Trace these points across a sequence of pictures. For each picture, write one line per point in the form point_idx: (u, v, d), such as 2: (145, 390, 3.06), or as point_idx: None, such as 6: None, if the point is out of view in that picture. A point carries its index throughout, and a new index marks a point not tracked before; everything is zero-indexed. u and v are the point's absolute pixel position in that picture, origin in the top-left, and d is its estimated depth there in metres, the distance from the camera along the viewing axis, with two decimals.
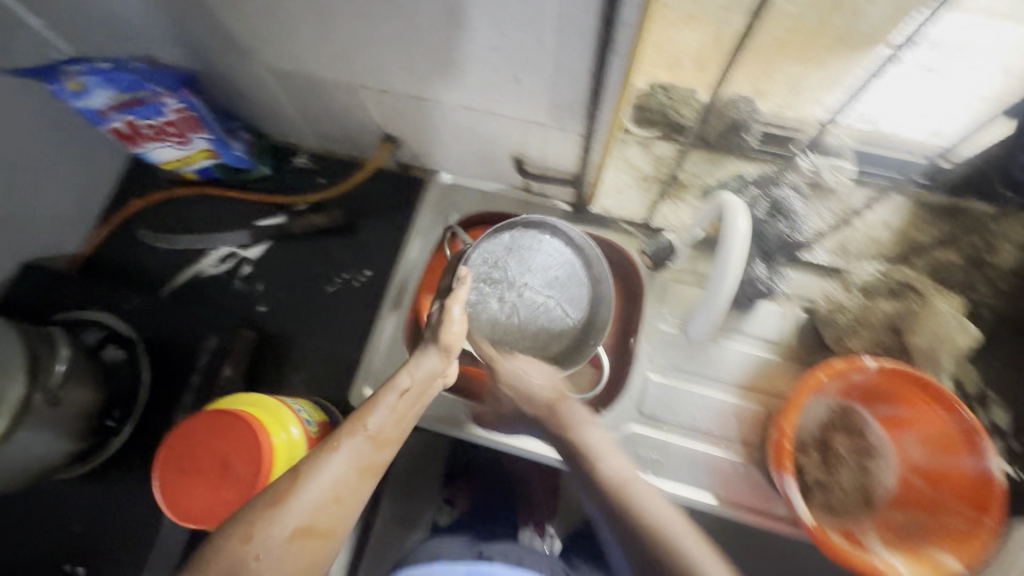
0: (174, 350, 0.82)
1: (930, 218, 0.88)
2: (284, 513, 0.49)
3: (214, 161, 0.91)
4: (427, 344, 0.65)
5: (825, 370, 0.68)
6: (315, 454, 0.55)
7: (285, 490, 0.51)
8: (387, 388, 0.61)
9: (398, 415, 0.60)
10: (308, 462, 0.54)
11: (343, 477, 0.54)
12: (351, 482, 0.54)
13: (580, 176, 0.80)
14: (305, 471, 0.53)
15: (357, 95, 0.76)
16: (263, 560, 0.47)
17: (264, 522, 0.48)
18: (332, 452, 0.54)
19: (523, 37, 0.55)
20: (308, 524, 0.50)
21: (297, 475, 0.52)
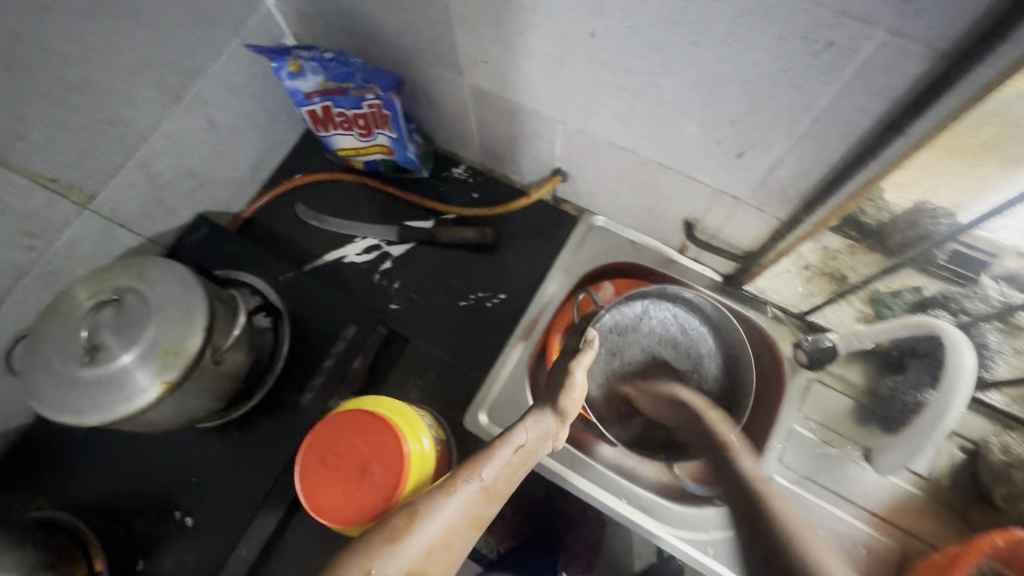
0: (311, 328, 0.83)
1: None
2: (396, 556, 0.48)
3: (385, 157, 0.94)
4: (545, 404, 0.63)
5: (1001, 535, 0.60)
6: (429, 494, 0.53)
7: (399, 529, 0.50)
8: (505, 437, 0.58)
9: (511, 469, 0.57)
10: (422, 502, 0.52)
11: (454, 525, 0.52)
12: (460, 531, 0.52)
13: (751, 254, 0.77)
14: (420, 511, 0.51)
15: (547, 126, 0.76)
16: None
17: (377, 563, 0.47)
18: (446, 493, 0.53)
19: (772, 120, 0.53)
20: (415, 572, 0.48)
21: (411, 514, 0.51)
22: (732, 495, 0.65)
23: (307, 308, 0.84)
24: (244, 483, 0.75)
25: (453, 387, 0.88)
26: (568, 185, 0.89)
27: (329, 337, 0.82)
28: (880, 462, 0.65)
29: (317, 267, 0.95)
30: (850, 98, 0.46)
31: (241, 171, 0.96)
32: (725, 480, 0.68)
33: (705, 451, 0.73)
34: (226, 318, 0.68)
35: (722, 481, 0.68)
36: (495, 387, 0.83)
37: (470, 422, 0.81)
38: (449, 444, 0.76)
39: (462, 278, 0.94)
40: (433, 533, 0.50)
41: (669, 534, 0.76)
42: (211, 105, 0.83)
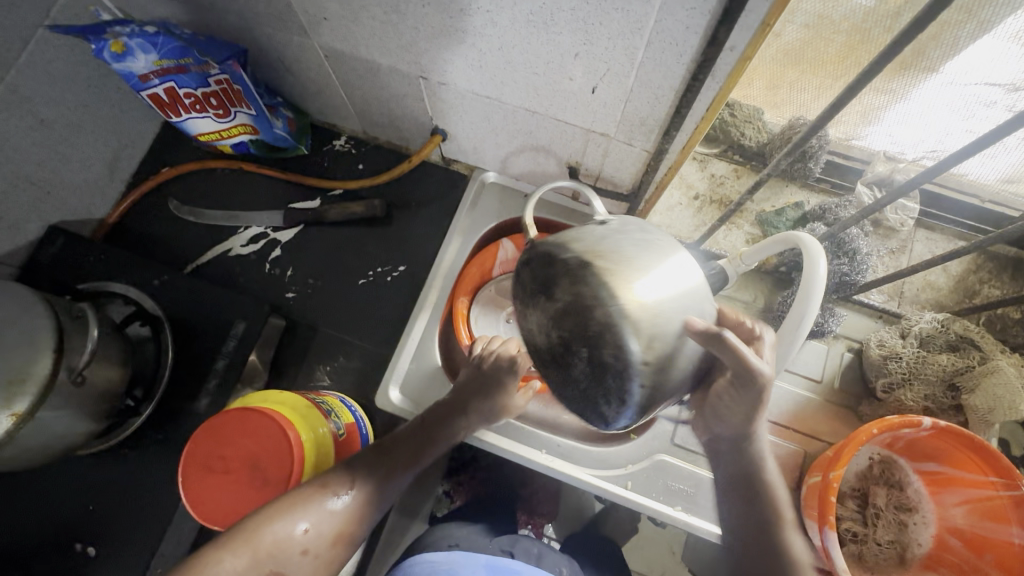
0: (195, 331, 0.77)
1: (993, 269, 0.83)
2: (330, 512, 0.52)
3: (252, 137, 0.87)
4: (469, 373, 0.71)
5: (876, 424, 0.65)
6: (365, 459, 0.58)
7: (341, 489, 0.54)
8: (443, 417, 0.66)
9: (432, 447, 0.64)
10: (358, 462, 0.57)
11: (384, 489, 0.57)
12: (387, 492, 0.57)
13: (636, 191, 0.76)
14: (360, 474, 0.56)
15: (411, 83, 0.72)
16: (305, 551, 0.50)
17: (315, 517, 0.51)
18: (384, 459, 0.59)
19: (612, 47, 0.51)
20: (347, 528, 0.53)
21: (352, 476, 0.56)
22: (730, 473, 0.53)
23: (189, 309, 0.79)
24: (147, 502, 0.71)
25: (363, 369, 0.86)
26: (452, 144, 0.86)
27: (216, 338, 0.77)
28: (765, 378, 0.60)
29: (201, 267, 0.89)
30: (673, 15, 0.45)
31: (97, 172, 0.87)
32: (736, 469, 0.52)
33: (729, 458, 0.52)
34: (80, 333, 0.62)
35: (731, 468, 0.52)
36: (405, 360, 0.82)
37: (381, 399, 0.79)
38: (361, 427, 0.74)
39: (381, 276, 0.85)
40: (365, 494, 0.55)
41: (589, 475, 0.77)
42: (35, 101, 0.73)
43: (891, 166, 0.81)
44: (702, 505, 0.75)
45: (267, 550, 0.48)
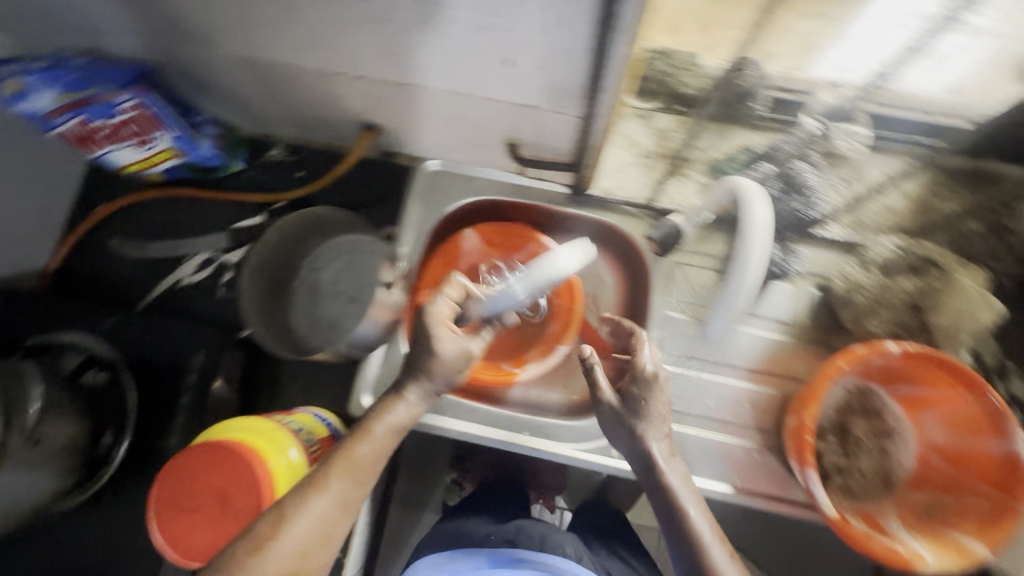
0: (157, 369, 0.75)
1: (949, 183, 0.82)
2: (263, 564, 0.50)
3: (180, 160, 0.84)
4: (414, 371, 0.59)
5: (844, 357, 0.65)
6: (295, 490, 0.53)
7: (272, 535, 0.51)
8: (351, 438, 0.56)
9: (382, 447, 0.57)
10: (292, 498, 0.53)
11: (324, 519, 0.52)
12: (331, 526, 0.52)
13: (579, 160, 0.74)
14: (288, 514, 0.51)
15: (329, 81, 0.69)
16: None
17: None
18: (312, 488, 0.53)
19: (514, 15, 0.48)
20: (292, 573, 0.50)
21: (279, 518, 0.51)
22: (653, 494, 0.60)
23: (145, 349, 0.76)
24: (135, 546, 0.71)
25: (335, 380, 0.85)
26: (387, 137, 0.83)
27: (177, 374, 0.75)
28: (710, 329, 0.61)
29: (154, 302, 0.86)
30: None
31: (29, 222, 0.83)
32: (651, 486, 0.61)
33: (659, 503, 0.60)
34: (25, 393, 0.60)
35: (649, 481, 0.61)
36: (374, 366, 0.81)
37: (357, 407, 0.79)
38: (339, 439, 0.73)
39: (290, 306, 0.81)
40: (297, 535, 0.51)
41: (574, 449, 0.78)
42: None
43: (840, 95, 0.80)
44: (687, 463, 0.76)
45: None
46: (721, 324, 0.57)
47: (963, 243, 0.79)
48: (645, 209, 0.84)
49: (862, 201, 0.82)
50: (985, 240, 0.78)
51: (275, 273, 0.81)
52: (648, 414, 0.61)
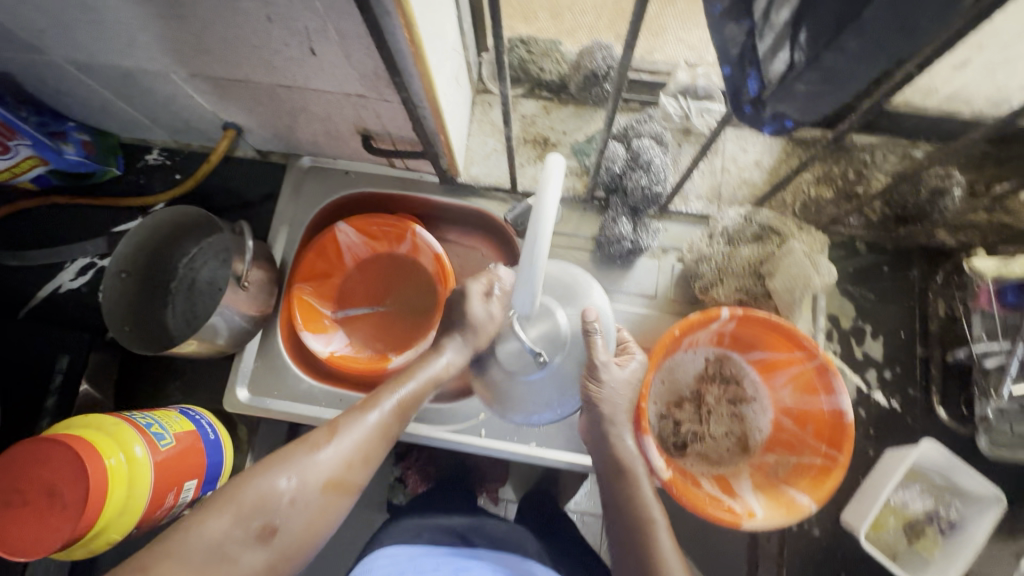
0: (23, 375, 0.76)
1: (804, 153, 0.84)
2: (313, 464, 0.54)
3: (48, 168, 0.84)
4: (454, 330, 0.65)
5: (680, 325, 0.67)
6: (350, 410, 0.59)
7: (322, 443, 0.56)
8: (401, 375, 0.63)
9: (421, 391, 0.63)
10: (346, 417, 0.58)
11: (369, 439, 0.57)
12: (372, 444, 0.57)
13: (430, 148, 0.75)
14: (343, 428, 0.57)
15: (168, 82, 0.69)
16: (294, 506, 0.52)
17: (299, 471, 0.53)
18: (364, 410, 0.59)
19: (289, 4, 0.50)
20: (337, 479, 0.55)
21: (334, 430, 0.57)
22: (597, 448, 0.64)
23: (11, 356, 0.77)
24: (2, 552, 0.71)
25: (217, 377, 0.85)
26: (254, 135, 0.84)
27: (43, 375, 0.76)
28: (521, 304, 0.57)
29: (32, 310, 0.87)
30: None
31: None
32: (594, 444, 0.64)
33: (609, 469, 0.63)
34: None
35: (598, 448, 0.64)
36: (249, 360, 0.83)
37: (231, 402, 0.80)
38: (205, 434, 0.74)
39: (163, 306, 0.83)
40: (349, 447, 0.56)
41: (446, 432, 0.79)
42: None
43: (693, 73, 0.83)
44: (556, 438, 0.78)
45: (254, 505, 0.51)
46: (525, 296, 0.55)
47: (816, 210, 0.82)
48: (511, 192, 0.85)
49: (721, 175, 0.84)
50: (837, 206, 0.81)
51: (142, 278, 0.81)
52: (617, 417, 0.63)
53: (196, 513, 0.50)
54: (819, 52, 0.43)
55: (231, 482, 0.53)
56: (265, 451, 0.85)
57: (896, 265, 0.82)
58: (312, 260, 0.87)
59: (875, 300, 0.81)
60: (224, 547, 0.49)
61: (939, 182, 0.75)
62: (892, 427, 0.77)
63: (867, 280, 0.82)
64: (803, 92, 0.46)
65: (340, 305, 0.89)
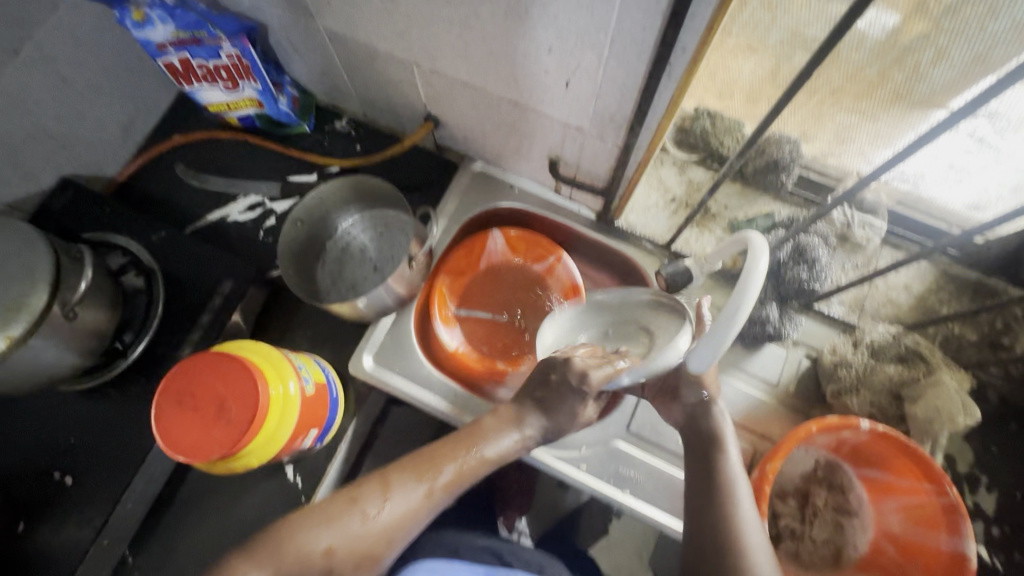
0: (187, 287, 0.82)
1: (953, 290, 0.85)
2: (352, 528, 0.55)
3: (258, 111, 0.92)
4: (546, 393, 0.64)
5: (817, 423, 0.68)
6: (400, 470, 0.61)
7: (367, 506, 0.57)
8: (467, 442, 0.64)
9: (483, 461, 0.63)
10: (394, 481, 0.59)
11: (411, 509, 0.58)
12: (415, 515, 0.58)
13: (611, 189, 0.80)
14: (392, 491, 0.58)
15: (406, 70, 0.76)
16: (325, 570, 0.54)
17: (338, 534, 0.55)
18: (416, 478, 0.60)
19: (582, 44, 0.55)
20: (370, 549, 0.56)
21: (383, 491, 0.58)
22: (693, 466, 0.63)
23: (181, 266, 0.83)
24: (126, 440, 0.76)
25: (341, 338, 0.90)
26: (443, 131, 0.90)
27: (203, 292, 0.81)
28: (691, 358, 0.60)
29: (200, 229, 0.94)
30: (632, 17, 0.48)
31: (111, 133, 0.91)
32: (695, 447, 0.65)
33: (699, 472, 0.62)
34: (75, 273, 0.67)
35: (697, 456, 0.64)
36: (381, 332, 0.87)
37: (357, 365, 0.84)
38: (333, 390, 0.78)
39: (317, 263, 0.88)
40: (393, 514, 0.57)
41: (545, 456, 0.80)
42: (60, 60, 0.78)
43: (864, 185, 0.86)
44: (650, 493, 0.79)
45: (293, 559, 0.53)
46: (706, 352, 0.58)
47: (957, 348, 0.82)
48: (663, 247, 0.88)
49: (866, 288, 0.86)
50: (978, 350, 0.82)
51: (309, 232, 0.87)
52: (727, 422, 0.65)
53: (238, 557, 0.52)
54: None
55: (276, 529, 0.56)
56: (365, 419, 0.89)
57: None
58: (460, 254, 0.92)
59: (996, 453, 0.80)
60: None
61: None
62: None
63: (992, 431, 0.81)
64: None
65: (468, 304, 0.92)
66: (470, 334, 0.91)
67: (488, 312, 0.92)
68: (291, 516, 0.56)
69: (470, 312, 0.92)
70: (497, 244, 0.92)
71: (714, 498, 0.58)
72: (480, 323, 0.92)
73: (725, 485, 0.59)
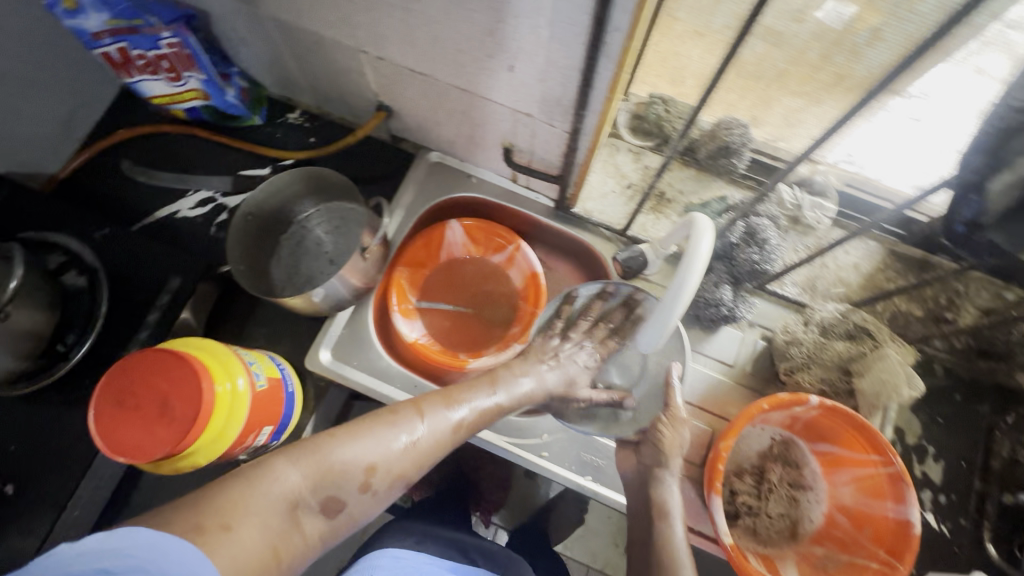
0: (133, 286, 0.80)
1: (900, 268, 0.88)
2: (392, 448, 0.55)
3: (204, 103, 0.90)
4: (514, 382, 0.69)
5: (768, 400, 0.69)
6: (431, 400, 0.61)
7: (406, 429, 0.57)
8: (485, 385, 0.66)
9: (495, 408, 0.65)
10: (430, 407, 0.59)
11: (443, 434, 0.59)
12: (443, 444, 0.59)
13: (564, 175, 0.80)
14: (428, 414, 0.59)
15: (353, 57, 0.75)
16: (362, 486, 0.52)
17: (382, 450, 0.54)
18: (448, 406, 0.61)
19: (521, 26, 0.55)
20: (406, 468, 0.55)
21: (420, 414, 0.58)
22: (638, 501, 0.68)
23: (127, 265, 0.81)
24: (71, 445, 0.73)
25: (298, 333, 0.88)
26: (397, 121, 0.89)
27: (151, 290, 0.80)
28: (642, 340, 0.64)
29: (147, 226, 0.91)
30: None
31: (49, 128, 0.88)
32: (639, 482, 0.70)
33: (642, 507, 0.67)
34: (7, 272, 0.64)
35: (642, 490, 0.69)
36: (338, 325, 0.86)
37: (313, 361, 0.83)
38: (288, 386, 0.77)
39: (271, 257, 0.86)
40: (429, 436, 0.57)
41: (507, 444, 0.80)
42: None
43: (813, 168, 0.88)
44: (612, 477, 0.79)
45: (334, 470, 0.51)
46: (653, 335, 0.61)
47: (903, 323, 0.85)
48: (619, 234, 0.89)
49: (817, 268, 0.88)
50: (923, 325, 0.84)
51: (264, 224, 0.85)
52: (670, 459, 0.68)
53: (277, 461, 0.49)
54: None
55: (315, 439, 0.53)
56: (325, 415, 0.87)
57: (969, 397, 0.84)
58: (418, 244, 0.91)
59: (942, 424, 0.83)
60: (298, 503, 0.48)
61: None
62: (935, 551, 0.79)
63: (938, 403, 0.84)
64: None
65: (428, 296, 0.91)
66: (431, 326, 0.90)
67: (449, 304, 0.91)
68: (328, 431, 0.53)
69: (432, 304, 0.91)
70: (456, 236, 0.92)
71: (651, 530, 0.64)
72: (441, 314, 0.91)
73: (659, 520, 0.64)
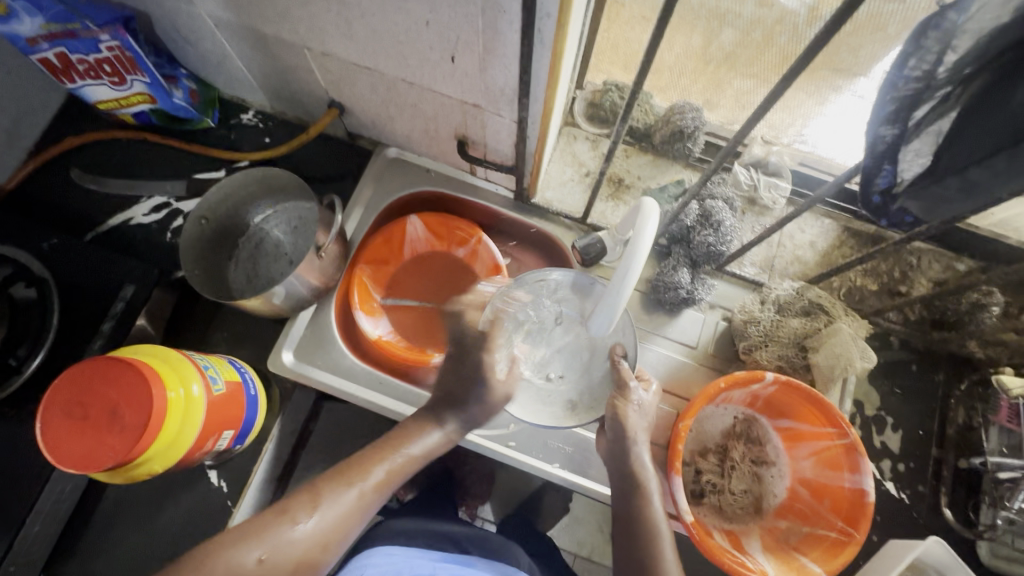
0: (85, 295, 0.78)
1: (854, 244, 0.89)
2: (286, 539, 0.51)
3: (152, 106, 0.88)
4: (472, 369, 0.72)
5: (726, 379, 0.70)
6: (329, 482, 0.57)
7: (301, 515, 0.53)
8: (391, 445, 0.62)
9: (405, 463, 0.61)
10: (327, 488, 0.56)
11: (349, 513, 0.55)
12: (349, 523, 0.55)
13: (519, 165, 0.80)
14: (324, 499, 0.55)
15: (297, 54, 0.74)
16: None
17: (269, 547, 0.50)
18: (348, 483, 0.57)
19: (455, 17, 0.54)
20: (309, 558, 0.52)
21: (314, 502, 0.54)
22: (614, 471, 0.66)
23: (77, 274, 0.79)
24: (28, 460, 0.72)
25: (261, 336, 0.88)
26: (351, 117, 0.88)
27: (104, 299, 0.78)
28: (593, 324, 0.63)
29: (102, 234, 0.90)
30: None
31: None
32: (611, 457, 0.67)
33: (619, 484, 0.65)
34: None
35: (614, 464, 0.67)
36: (299, 327, 0.85)
37: (276, 363, 0.82)
38: (249, 389, 0.76)
39: (228, 260, 0.85)
40: (329, 522, 0.54)
41: (475, 436, 0.80)
42: None
43: (768, 149, 0.88)
44: (580, 462, 0.80)
45: None
46: (604, 321, 0.61)
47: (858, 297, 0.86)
48: (579, 222, 0.89)
49: (774, 247, 0.89)
50: (877, 298, 0.86)
51: (218, 228, 0.84)
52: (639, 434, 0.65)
53: None
54: (945, 174, 0.48)
55: (200, 549, 0.49)
56: (292, 416, 0.87)
57: (924, 367, 0.86)
58: (379, 241, 0.90)
59: (899, 395, 0.85)
60: None
61: (979, 297, 0.79)
62: (896, 518, 0.81)
63: (896, 374, 0.86)
64: (938, 193, 0.50)
65: (392, 293, 0.91)
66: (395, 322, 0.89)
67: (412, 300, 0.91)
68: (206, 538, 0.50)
69: (395, 300, 0.90)
70: (418, 229, 0.91)
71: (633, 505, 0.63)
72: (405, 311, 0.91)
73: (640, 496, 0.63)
